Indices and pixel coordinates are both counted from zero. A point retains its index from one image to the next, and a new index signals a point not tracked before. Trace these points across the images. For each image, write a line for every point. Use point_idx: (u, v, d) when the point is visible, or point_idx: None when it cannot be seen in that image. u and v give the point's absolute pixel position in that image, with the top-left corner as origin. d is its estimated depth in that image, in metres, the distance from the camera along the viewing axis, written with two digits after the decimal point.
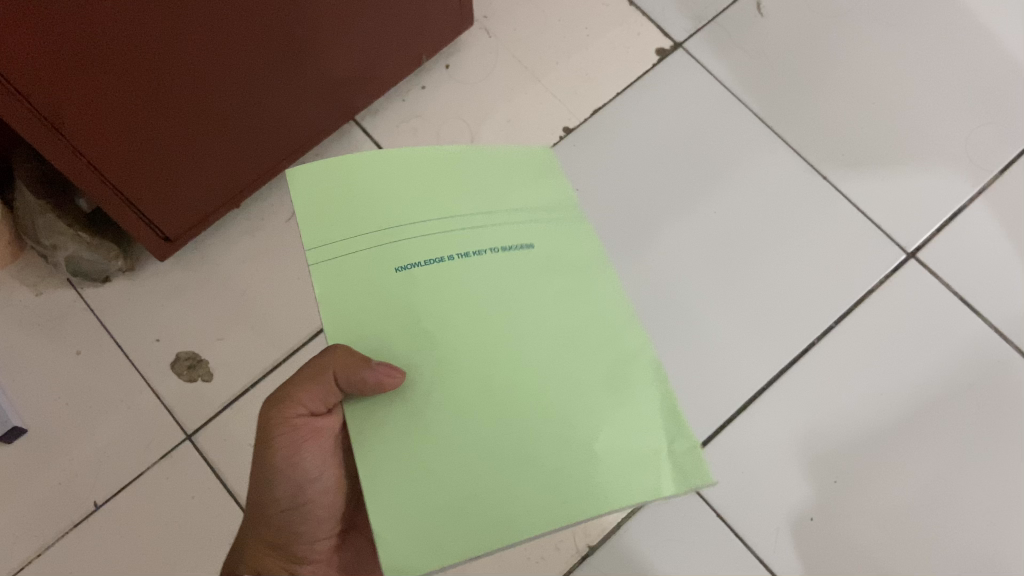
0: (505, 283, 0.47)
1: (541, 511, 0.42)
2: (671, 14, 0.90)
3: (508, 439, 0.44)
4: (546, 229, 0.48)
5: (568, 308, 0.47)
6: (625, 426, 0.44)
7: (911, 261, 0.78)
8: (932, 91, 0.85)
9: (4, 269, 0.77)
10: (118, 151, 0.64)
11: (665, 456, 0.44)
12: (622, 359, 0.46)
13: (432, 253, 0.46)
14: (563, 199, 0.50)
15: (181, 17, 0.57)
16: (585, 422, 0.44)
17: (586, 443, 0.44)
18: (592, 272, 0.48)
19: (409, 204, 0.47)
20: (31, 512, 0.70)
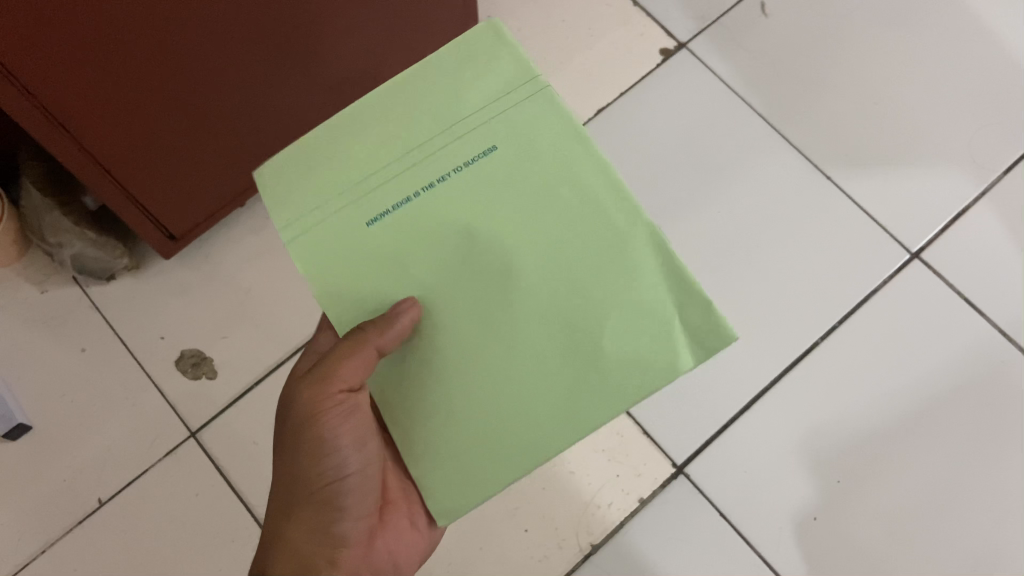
0: (484, 198, 0.43)
1: (570, 417, 0.43)
2: (675, 14, 0.87)
3: (522, 367, 0.44)
4: (505, 123, 0.44)
5: (553, 204, 0.43)
6: (632, 306, 0.43)
7: (915, 261, 0.77)
8: (936, 90, 0.83)
9: (11, 268, 0.78)
10: (136, 157, 0.62)
11: (678, 322, 0.43)
12: (613, 244, 0.43)
13: (411, 185, 0.43)
14: (513, 74, 0.44)
15: (204, 22, 0.54)
16: (594, 325, 0.43)
17: (597, 340, 0.43)
18: (566, 141, 0.44)
19: (374, 141, 0.44)
20: (37, 508, 0.71)
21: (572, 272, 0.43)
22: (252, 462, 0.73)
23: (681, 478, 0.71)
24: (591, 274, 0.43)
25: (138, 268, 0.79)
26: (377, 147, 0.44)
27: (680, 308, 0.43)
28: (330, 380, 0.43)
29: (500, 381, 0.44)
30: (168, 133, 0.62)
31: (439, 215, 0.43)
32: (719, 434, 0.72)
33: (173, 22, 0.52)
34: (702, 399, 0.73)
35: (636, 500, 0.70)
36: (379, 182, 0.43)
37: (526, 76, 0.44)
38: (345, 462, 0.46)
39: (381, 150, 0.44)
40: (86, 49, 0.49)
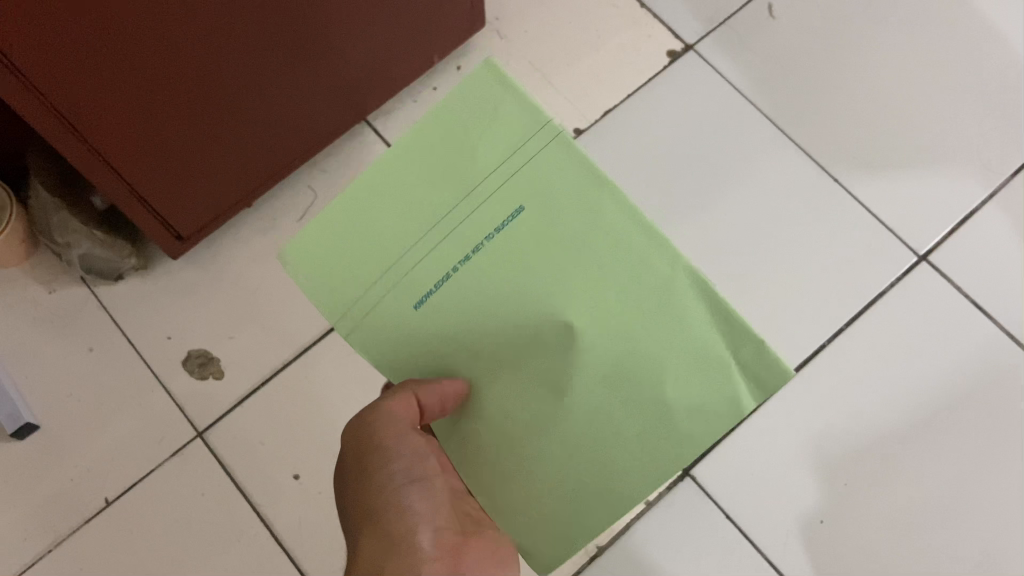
0: (511, 271, 0.38)
1: (643, 477, 0.39)
2: (683, 16, 0.87)
3: (582, 437, 0.40)
4: (528, 175, 0.38)
5: (583, 260, 0.38)
6: (683, 351, 0.37)
7: (922, 264, 0.77)
8: (943, 92, 0.83)
9: (19, 267, 0.78)
10: (143, 155, 0.61)
11: (735, 363, 0.37)
12: (657, 293, 0.37)
13: (438, 271, 0.39)
14: (529, 116, 0.37)
15: (211, 20, 0.54)
16: (650, 382, 0.38)
17: (658, 398, 0.38)
18: (589, 190, 0.38)
19: (389, 228, 0.39)
20: (44, 507, 0.71)
21: (616, 333, 0.38)
22: (259, 462, 0.73)
23: (687, 480, 0.71)
24: (634, 332, 0.38)
25: (145, 268, 0.79)
26: (397, 233, 0.39)
27: (736, 351, 0.37)
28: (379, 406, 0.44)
29: (567, 451, 0.40)
30: (176, 135, 0.62)
31: (467, 301, 0.39)
32: (725, 436, 0.72)
33: (182, 24, 0.52)
34: None
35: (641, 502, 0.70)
36: (403, 273, 0.39)
37: (537, 123, 0.38)
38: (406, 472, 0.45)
39: (403, 235, 0.39)
40: (95, 51, 0.49)
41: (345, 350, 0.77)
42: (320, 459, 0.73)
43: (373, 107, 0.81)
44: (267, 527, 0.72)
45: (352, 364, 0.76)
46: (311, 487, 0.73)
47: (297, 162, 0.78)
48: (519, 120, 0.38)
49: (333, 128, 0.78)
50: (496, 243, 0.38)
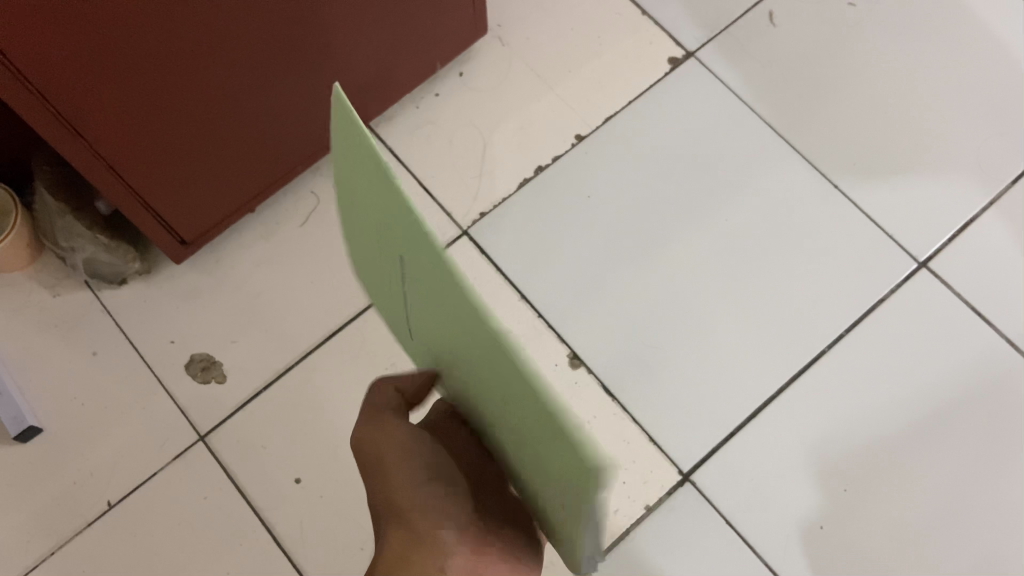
0: (439, 320, 0.31)
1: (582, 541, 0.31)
2: (684, 24, 0.87)
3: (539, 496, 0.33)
4: (394, 222, 0.30)
5: (461, 332, 0.28)
6: (562, 474, 0.26)
7: (923, 270, 0.77)
8: (943, 100, 0.83)
9: (23, 271, 0.79)
10: (145, 157, 0.61)
11: (563, 446, 0.24)
12: (490, 355, 0.26)
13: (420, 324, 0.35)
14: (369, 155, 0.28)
15: (213, 24, 0.54)
16: (552, 482, 0.29)
17: (548, 469, 0.28)
18: (414, 232, 0.27)
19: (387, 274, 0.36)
20: (47, 510, 0.72)
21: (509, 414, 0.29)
22: (260, 466, 0.74)
23: (688, 485, 0.71)
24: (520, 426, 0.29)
25: (149, 273, 0.80)
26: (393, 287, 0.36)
27: (556, 430, 0.24)
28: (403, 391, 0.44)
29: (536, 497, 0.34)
30: (180, 141, 0.63)
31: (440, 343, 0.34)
32: (725, 441, 0.72)
33: (187, 31, 0.53)
34: (709, 409, 0.73)
35: (641, 507, 0.70)
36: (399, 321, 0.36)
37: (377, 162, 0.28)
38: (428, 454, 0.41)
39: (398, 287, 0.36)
40: (101, 58, 0.50)
41: (347, 354, 0.77)
42: (321, 463, 0.74)
43: (375, 113, 0.81)
44: (268, 530, 0.72)
45: (354, 368, 0.77)
46: (313, 490, 0.73)
47: (299, 167, 0.79)
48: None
49: None
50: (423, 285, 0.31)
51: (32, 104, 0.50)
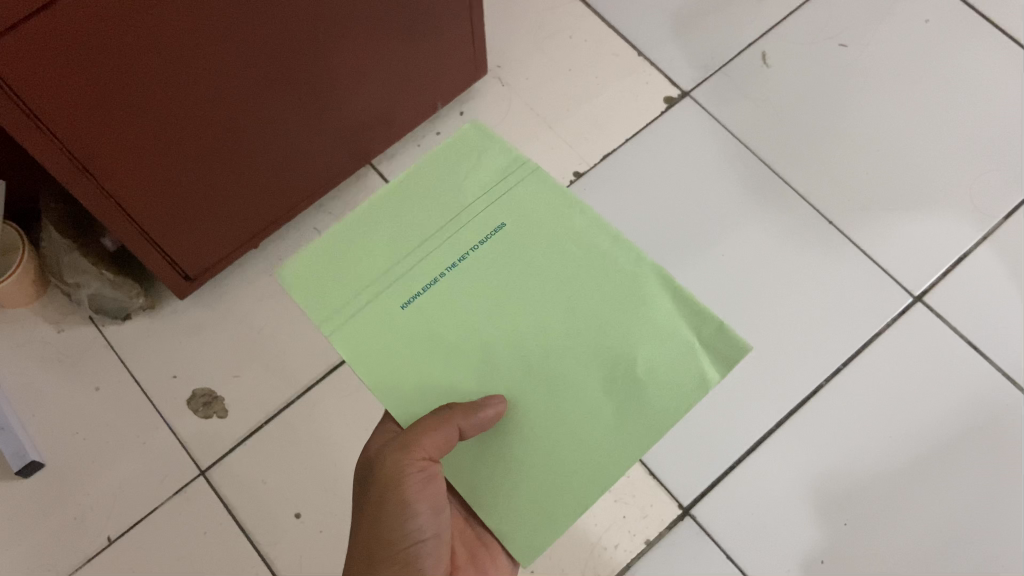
0: (523, 279, 0.52)
1: (621, 428, 0.50)
2: (679, 65, 0.89)
3: (622, 348, 0.51)
4: (482, 214, 0.54)
5: (556, 284, 0.52)
6: (618, 395, 0.50)
7: (918, 304, 0.78)
8: (933, 138, 0.85)
9: (29, 307, 0.80)
10: (149, 193, 0.62)
11: (621, 356, 0.51)
12: (586, 297, 0.52)
13: (432, 272, 0.52)
14: (497, 171, 0.55)
15: (217, 62, 0.56)
16: (615, 389, 0.50)
17: (626, 365, 0.51)
18: (556, 213, 0.54)
19: (423, 215, 0.54)
20: (46, 546, 0.72)
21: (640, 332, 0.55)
22: (261, 502, 0.74)
23: (688, 519, 0.71)
24: (664, 293, 0.52)
25: (153, 308, 0.81)
26: (396, 250, 0.53)
27: (631, 343, 0.51)
28: (411, 451, 0.46)
29: (577, 417, 0.50)
30: (185, 176, 0.64)
31: (523, 237, 0.53)
32: (726, 474, 0.72)
33: (192, 74, 0.55)
34: (710, 443, 0.73)
35: (642, 542, 0.70)
36: (430, 255, 0.53)
37: (505, 171, 0.55)
38: (422, 525, 0.46)
39: (400, 251, 0.53)
40: (109, 98, 0.52)
41: (348, 390, 0.78)
42: (321, 499, 0.74)
43: (378, 152, 0.83)
44: (267, 565, 0.72)
45: (353, 403, 0.77)
46: (312, 525, 0.73)
47: (302, 204, 0.80)
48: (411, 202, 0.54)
49: (338, 172, 0.80)
50: (491, 262, 0.53)
51: (40, 138, 0.51)
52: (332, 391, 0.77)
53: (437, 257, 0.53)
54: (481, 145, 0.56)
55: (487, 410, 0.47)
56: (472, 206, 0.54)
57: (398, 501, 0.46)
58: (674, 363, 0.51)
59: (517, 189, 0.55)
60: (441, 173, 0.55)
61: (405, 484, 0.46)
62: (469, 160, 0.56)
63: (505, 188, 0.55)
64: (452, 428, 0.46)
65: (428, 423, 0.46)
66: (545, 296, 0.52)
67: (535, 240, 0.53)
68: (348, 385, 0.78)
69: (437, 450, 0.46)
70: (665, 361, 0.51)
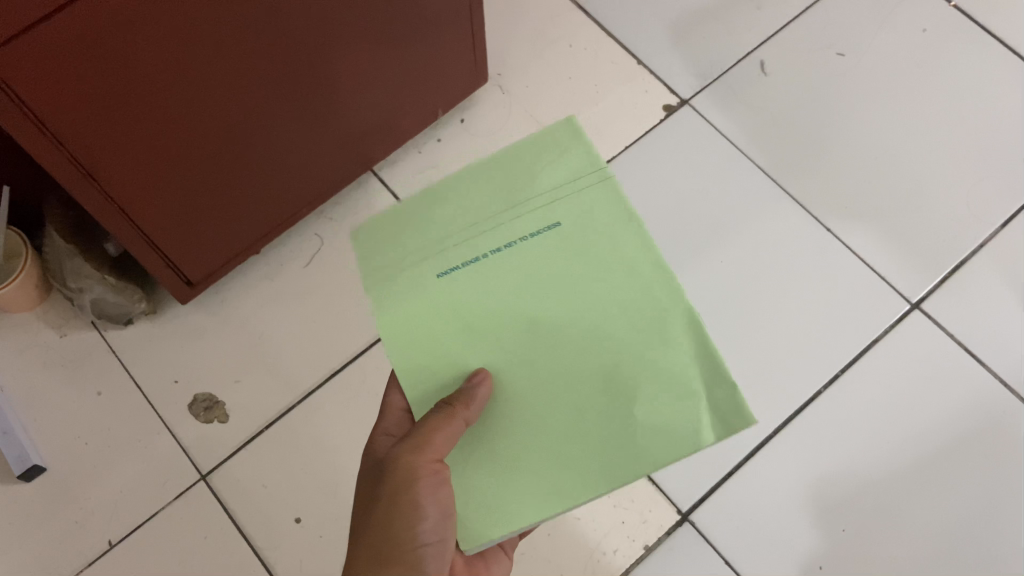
0: (553, 285, 0.45)
1: (612, 465, 0.43)
2: (678, 73, 0.90)
3: (647, 382, 0.43)
4: (537, 208, 0.46)
5: (594, 292, 0.45)
6: (629, 433, 0.43)
7: (915, 311, 0.78)
8: (930, 146, 0.85)
9: (32, 313, 0.80)
10: (151, 197, 0.63)
11: (644, 390, 0.43)
12: (627, 313, 0.44)
13: (466, 257, 0.46)
14: (580, 168, 0.47)
15: (220, 68, 0.56)
16: (623, 425, 0.43)
17: (638, 400, 0.43)
18: (622, 221, 0.46)
19: (480, 195, 0.48)
20: (48, 550, 0.72)
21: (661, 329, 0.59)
22: (261, 506, 0.74)
23: (686, 524, 0.71)
24: (694, 338, 0.43)
25: (154, 313, 0.81)
26: (443, 228, 0.47)
27: (654, 377, 0.43)
28: (423, 451, 0.44)
29: (571, 445, 0.44)
30: (187, 181, 0.64)
31: (577, 240, 0.46)
32: (725, 480, 0.73)
33: (195, 79, 0.55)
34: (709, 449, 0.73)
35: (641, 547, 0.71)
36: (467, 238, 0.47)
37: (589, 170, 0.47)
38: (429, 531, 0.44)
39: (445, 229, 0.47)
40: (113, 104, 0.52)
41: (349, 394, 0.78)
42: (321, 503, 0.74)
43: (379, 158, 0.84)
44: (268, 569, 0.72)
45: (354, 407, 0.77)
46: (312, 529, 0.73)
47: (305, 210, 0.81)
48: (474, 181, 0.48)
49: (339, 178, 0.81)
50: (524, 263, 0.46)
51: (43, 143, 0.51)
52: (333, 396, 0.78)
53: (474, 243, 0.46)
54: (574, 141, 0.48)
55: (482, 391, 0.44)
56: (536, 198, 0.47)
57: (406, 502, 0.44)
58: (695, 410, 0.42)
59: (591, 191, 0.47)
60: (514, 157, 0.48)
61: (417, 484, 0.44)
62: (553, 149, 0.48)
63: (578, 187, 0.47)
64: (458, 421, 0.43)
65: (436, 420, 0.43)
66: (575, 307, 0.45)
67: (589, 245, 0.46)
68: (348, 390, 0.78)
69: (447, 450, 0.44)
70: (676, 402, 0.42)
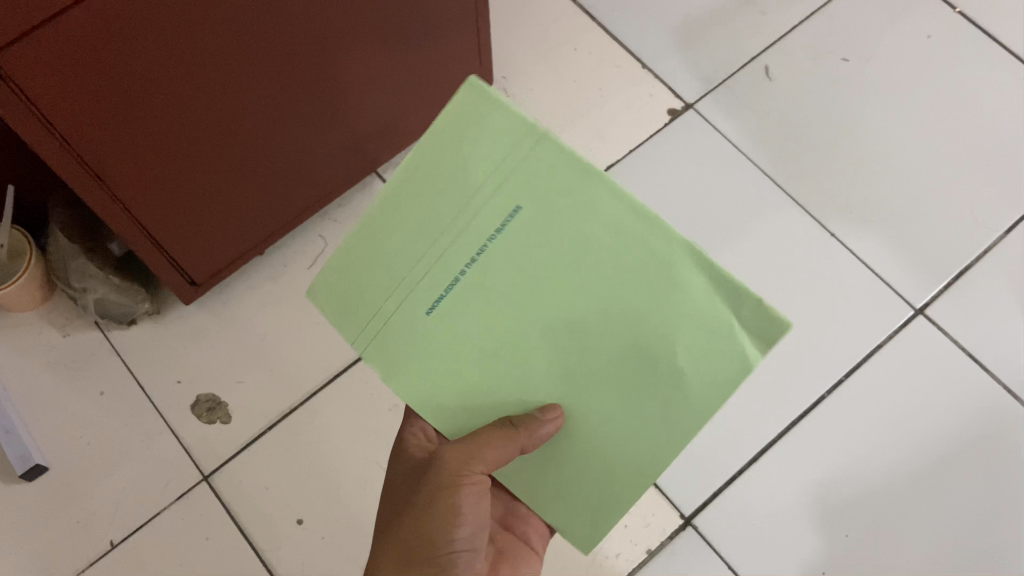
0: (549, 283, 0.40)
1: (667, 441, 0.43)
2: (683, 77, 0.90)
3: (675, 355, 0.41)
4: (494, 199, 0.37)
5: (593, 286, 0.39)
6: (667, 407, 0.42)
7: (919, 317, 0.78)
8: (934, 153, 0.85)
9: (35, 312, 0.80)
10: (157, 197, 0.63)
11: (675, 362, 0.41)
12: (630, 297, 0.39)
13: (433, 292, 0.41)
14: (515, 125, 0.36)
15: (227, 69, 0.56)
16: (659, 398, 0.42)
17: (674, 369, 0.41)
18: (584, 181, 0.37)
19: (416, 199, 0.39)
20: (49, 549, 0.72)
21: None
22: (263, 506, 0.74)
23: (689, 528, 0.71)
24: (709, 276, 0.38)
25: (157, 313, 0.81)
26: (394, 256, 0.40)
27: (682, 348, 0.40)
28: (469, 463, 0.45)
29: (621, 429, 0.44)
30: (193, 181, 0.64)
31: (545, 225, 0.38)
32: (728, 484, 0.72)
33: (202, 80, 0.55)
34: (711, 453, 0.73)
35: (643, 552, 0.70)
36: (434, 265, 0.40)
37: (518, 128, 0.36)
38: (463, 535, 0.47)
39: (398, 260, 0.40)
40: (120, 103, 0.52)
41: (352, 396, 0.78)
42: (323, 504, 0.74)
43: (383, 160, 0.84)
44: (269, 570, 0.72)
45: (357, 409, 0.77)
46: (314, 531, 0.73)
47: (309, 211, 0.81)
48: (402, 183, 0.38)
49: (344, 180, 0.81)
50: (515, 264, 0.39)
51: (51, 143, 0.51)
52: (336, 398, 0.78)
53: (445, 264, 0.39)
54: (486, 106, 0.36)
55: (546, 425, 0.43)
56: (478, 184, 0.37)
57: (448, 508, 0.47)
58: (737, 366, 0.40)
59: (534, 156, 0.36)
60: (439, 136, 0.37)
61: (460, 493, 0.46)
62: (468, 121, 0.37)
63: (521, 148, 0.36)
64: (513, 446, 0.43)
65: (490, 439, 0.44)
66: (574, 300, 0.40)
67: (560, 228, 0.38)
68: (351, 392, 0.78)
69: (495, 464, 0.45)
70: (715, 363, 0.40)
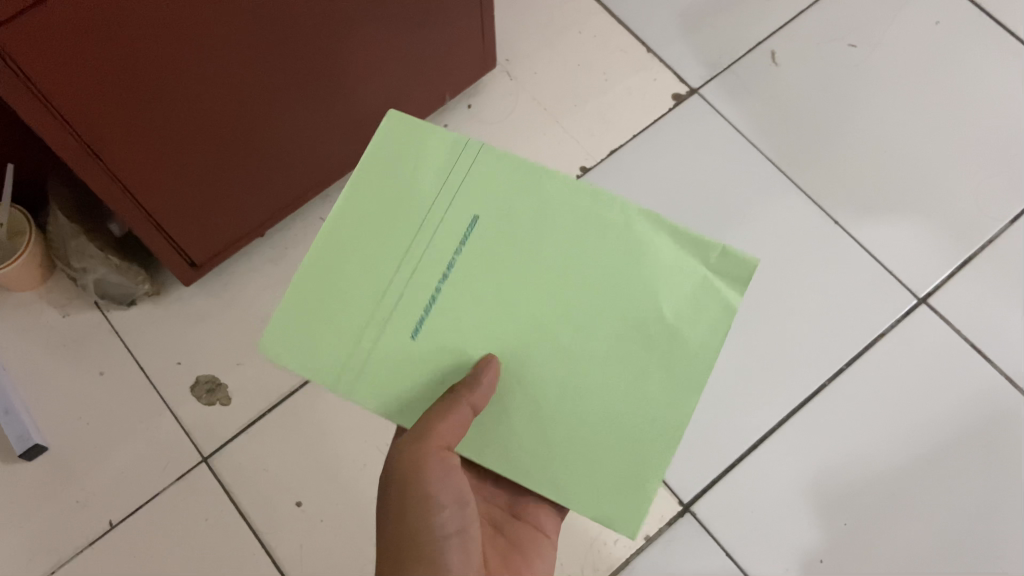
0: (517, 277, 0.46)
1: (673, 398, 0.46)
2: (688, 62, 0.89)
3: (646, 310, 0.46)
4: (453, 205, 0.46)
5: (563, 269, 0.47)
6: (663, 363, 0.46)
7: (922, 306, 0.78)
8: (941, 141, 0.85)
9: (35, 292, 0.80)
10: (157, 178, 0.62)
11: (651, 318, 0.46)
12: (589, 275, 0.46)
13: (423, 293, 0.45)
14: (452, 146, 0.47)
15: (229, 49, 0.56)
16: (656, 353, 0.46)
17: (655, 319, 0.46)
18: (528, 176, 0.47)
19: (390, 213, 0.46)
20: (49, 528, 0.72)
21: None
22: (262, 488, 0.74)
23: (687, 515, 0.71)
24: (656, 226, 0.47)
25: (157, 294, 0.81)
26: (371, 272, 0.46)
27: (655, 300, 0.46)
28: (426, 440, 0.44)
29: (630, 399, 0.46)
30: (193, 162, 0.64)
31: (505, 219, 0.47)
32: (727, 471, 0.72)
33: (203, 60, 0.55)
34: (710, 441, 0.73)
35: (641, 538, 0.70)
36: (414, 267, 0.46)
37: (457, 145, 0.47)
38: (446, 520, 0.45)
39: (377, 273, 0.46)
40: (120, 83, 0.52)
41: None
42: (322, 487, 0.74)
43: None
44: (268, 552, 0.72)
45: None
46: (313, 513, 0.73)
47: (310, 193, 0.80)
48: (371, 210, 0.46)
49: (345, 162, 0.80)
50: (485, 257, 0.46)
51: (50, 123, 0.51)
52: None
53: (426, 263, 0.46)
54: (417, 130, 0.47)
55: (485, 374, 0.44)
56: (438, 196, 0.46)
57: (422, 495, 0.45)
58: (706, 296, 0.46)
59: (478, 166, 0.47)
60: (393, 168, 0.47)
61: (427, 478, 0.45)
62: (414, 145, 0.47)
63: (471, 160, 0.47)
64: (464, 408, 0.44)
65: (439, 408, 0.44)
66: (544, 284, 0.46)
67: (518, 221, 0.47)
68: None
69: (454, 436, 0.44)
70: (687, 300, 0.46)
